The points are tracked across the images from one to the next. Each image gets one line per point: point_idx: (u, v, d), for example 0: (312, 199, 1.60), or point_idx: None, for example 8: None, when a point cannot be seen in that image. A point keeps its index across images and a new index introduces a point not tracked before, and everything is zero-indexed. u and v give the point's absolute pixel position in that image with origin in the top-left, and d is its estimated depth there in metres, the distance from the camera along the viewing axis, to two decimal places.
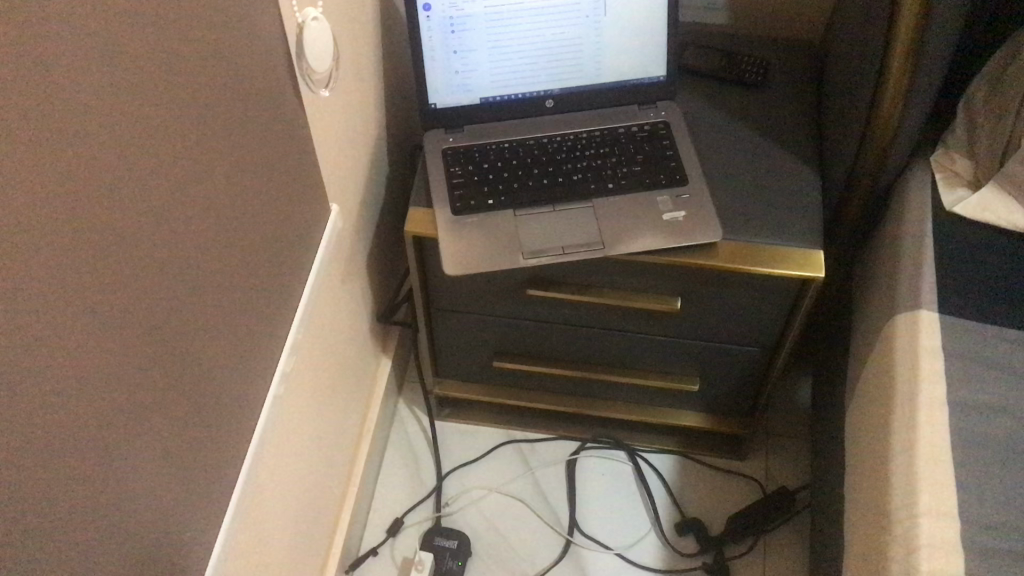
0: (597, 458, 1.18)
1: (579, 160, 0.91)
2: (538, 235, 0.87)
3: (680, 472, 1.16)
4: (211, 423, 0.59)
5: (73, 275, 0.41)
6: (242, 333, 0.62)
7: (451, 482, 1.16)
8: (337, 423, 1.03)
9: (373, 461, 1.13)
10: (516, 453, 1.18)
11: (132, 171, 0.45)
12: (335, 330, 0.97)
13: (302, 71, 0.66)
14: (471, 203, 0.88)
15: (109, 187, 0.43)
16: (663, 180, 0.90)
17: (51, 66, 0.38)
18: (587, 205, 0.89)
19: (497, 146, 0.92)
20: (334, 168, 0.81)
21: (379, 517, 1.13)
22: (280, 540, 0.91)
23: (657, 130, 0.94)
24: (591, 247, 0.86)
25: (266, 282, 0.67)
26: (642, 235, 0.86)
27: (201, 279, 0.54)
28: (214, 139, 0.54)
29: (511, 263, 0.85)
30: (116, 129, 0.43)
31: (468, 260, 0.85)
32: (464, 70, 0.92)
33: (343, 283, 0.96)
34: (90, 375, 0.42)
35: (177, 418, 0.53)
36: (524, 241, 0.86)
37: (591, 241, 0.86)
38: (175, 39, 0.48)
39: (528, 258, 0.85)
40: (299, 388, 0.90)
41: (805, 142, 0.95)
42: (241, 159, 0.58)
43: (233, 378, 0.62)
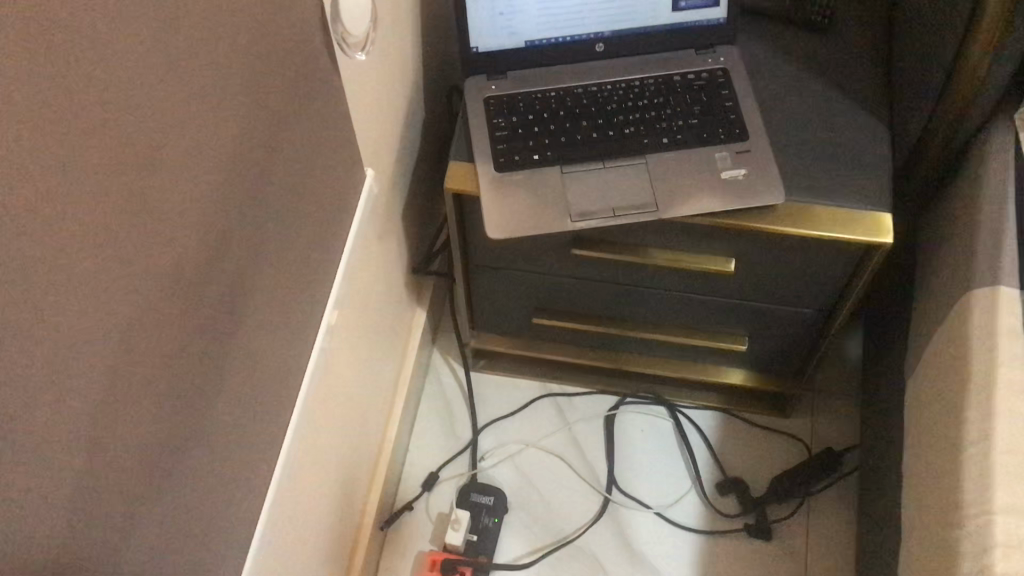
0: (637, 413, 1.14)
1: (631, 113, 0.85)
2: (587, 194, 0.81)
3: (723, 428, 1.12)
4: (242, 418, 0.55)
5: (95, 290, 0.36)
6: (275, 319, 0.58)
7: (486, 435, 1.13)
8: (372, 384, 0.99)
9: (407, 414, 1.10)
10: (552, 407, 1.14)
11: (161, 166, 0.40)
12: (371, 289, 0.92)
13: (337, 32, 0.60)
14: (514, 158, 0.83)
15: (138, 192, 0.38)
16: (721, 136, 0.84)
17: (69, 57, 0.32)
18: (639, 161, 0.83)
19: (542, 94, 0.86)
20: (370, 126, 0.76)
21: (415, 471, 1.10)
22: (320, 505, 0.88)
23: (716, 78, 0.87)
24: (645, 210, 0.80)
25: (308, 257, 0.62)
26: (697, 197, 0.81)
27: (232, 271, 0.50)
28: (246, 119, 0.49)
29: (556, 226, 0.80)
30: (145, 124, 0.38)
31: (512, 222, 0.80)
32: (509, 11, 0.85)
33: (380, 242, 0.92)
34: (118, 396, 0.39)
35: (207, 419, 0.50)
36: (571, 202, 0.81)
37: (644, 202, 0.81)
38: (208, 9, 0.42)
39: (575, 221, 0.80)
40: (338, 354, 0.86)
41: (876, 92, 0.87)
42: (274, 135, 0.53)
43: (280, 367, 0.58)
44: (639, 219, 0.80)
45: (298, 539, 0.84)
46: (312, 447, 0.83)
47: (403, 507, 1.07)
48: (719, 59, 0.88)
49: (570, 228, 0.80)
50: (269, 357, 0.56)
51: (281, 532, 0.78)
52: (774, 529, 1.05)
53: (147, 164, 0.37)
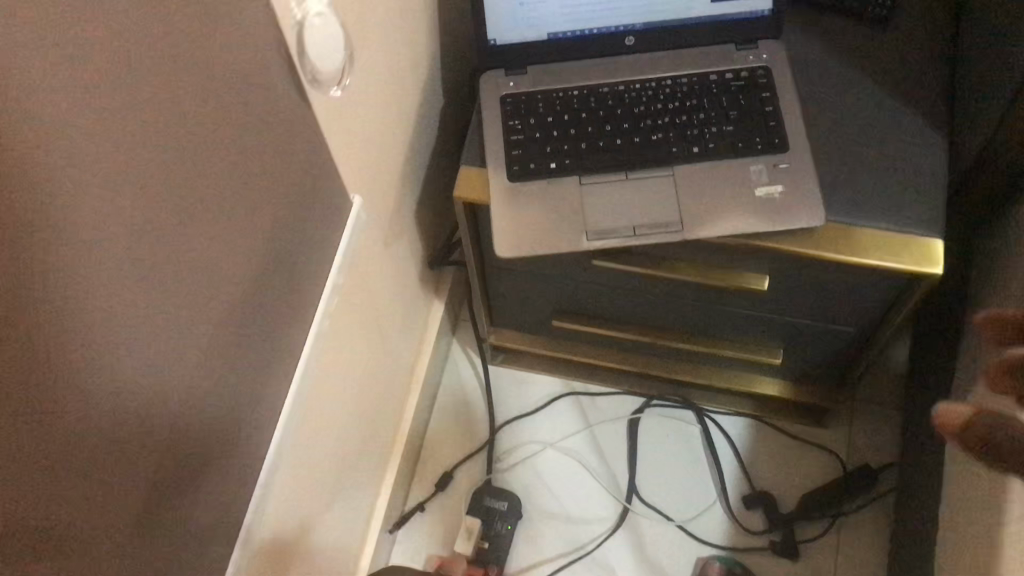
0: (663, 415, 1.08)
1: (660, 117, 0.78)
2: (605, 209, 0.75)
3: (754, 437, 1.05)
4: (224, 492, 0.51)
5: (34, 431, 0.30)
6: (259, 378, 0.53)
7: (504, 433, 1.08)
8: (382, 387, 0.95)
9: (422, 411, 1.06)
10: (574, 406, 1.09)
11: (118, 267, 0.34)
12: (380, 293, 0.87)
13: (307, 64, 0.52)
14: (529, 167, 0.76)
15: (84, 306, 0.32)
16: (759, 145, 0.76)
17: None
18: (666, 172, 0.76)
19: (564, 93, 0.79)
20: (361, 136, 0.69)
21: (428, 469, 1.07)
22: (322, 522, 0.84)
23: (757, 78, 0.78)
24: (667, 229, 0.74)
25: (292, 298, 0.56)
26: (726, 217, 0.74)
27: (217, 344, 0.45)
28: (227, 184, 0.43)
29: (570, 246, 0.74)
30: (96, 221, 0.32)
31: (524, 239, 0.75)
32: (530, 2, 0.77)
33: (388, 244, 0.86)
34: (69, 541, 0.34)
35: (186, 509, 0.46)
36: (588, 218, 0.75)
37: (667, 220, 0.74)
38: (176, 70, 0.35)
39: (591, 240, 0.74)
40: (342, 358, 0.81)
41: (937, 97, 0.78)
42: (266, 186, 0.47)
43: (258, 422, 0.53)
44: (661, 240, 0.74)
45: (299, 560, 0.80)
46: (314, 462, 0.79)
47: (415, 507, 1.04)
48: (762, 56, 0.79)
49: (586, 249, 0.74)
50: (248, 418, 0.51)
51: (279, 554, 0.74)
52: (802, 549, 0.99)
53: (73, 285, 0.32)
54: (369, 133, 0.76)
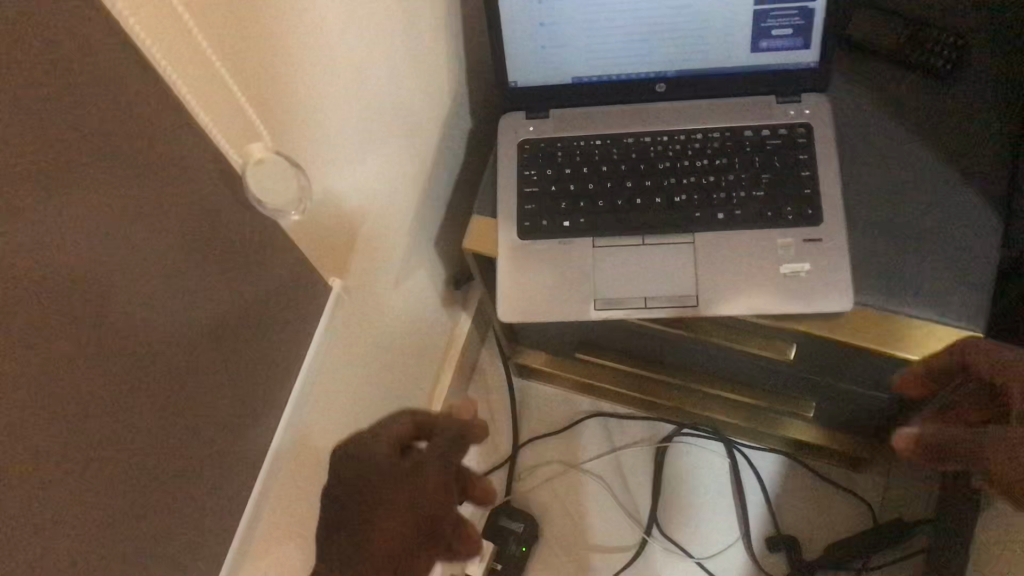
0: (693, 444, 1.05)
1: (685, 175, 0.73)
2: (617, 276, 0.71)
3: (785, 476, 1.02)
4: None
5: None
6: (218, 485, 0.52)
7: (527, 450, 1.07)
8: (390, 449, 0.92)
9: None
10: (602, 428, 1.07)
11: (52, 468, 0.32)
12: (396, 318, 0.85)
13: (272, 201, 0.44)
14: (541, 223, 0.73)
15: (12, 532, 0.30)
16: (789, 216, 0.70)
17: None
18: (686, 239, 0.71)
19: (586, 143, 0.75)
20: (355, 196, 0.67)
21: None
22: None
23: (796, 137, 0.72)
24: (681, 304, 0.70)
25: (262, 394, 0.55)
26: (745, 295, 0.69)
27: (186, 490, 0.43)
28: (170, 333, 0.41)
29: (575, 314, 0.71)
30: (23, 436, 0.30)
31: (530, 302, 0.72)
32: (553, 46, 0.72)
33: (403, 276, 0.84)
34: None
35: None
36: (597, 284, 0.71)
37: (682, 294, 0.70)
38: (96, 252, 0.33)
39: (598, 309, 0.71)
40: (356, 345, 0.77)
41: (994, 164, 0.71)
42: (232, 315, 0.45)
43: None
44: (672, 313, 0.70)
45: None
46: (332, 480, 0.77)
47: None
48: (803, 111, 0.73)
49: (592, 317, 0.70)
50: None
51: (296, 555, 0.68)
52: None
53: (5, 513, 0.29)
54: (383, 178, 0.73)
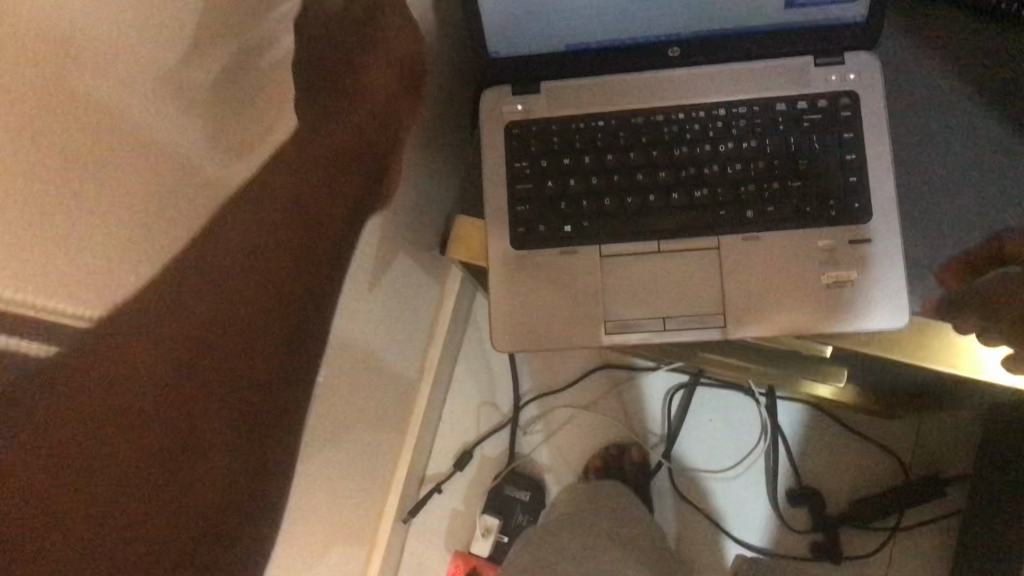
0: (711, 395, 0.97)
1: (707, 163, 0.61)
2: (628, 295, 0.61)
3: (810, 428, 0.94)
4: None
5: None
6: None
7: (530, 406, 0.99)
8: (363, 454, 0.82)
9: (440, 385, 0.97)
10: (609, 380, 0.99)
11: None
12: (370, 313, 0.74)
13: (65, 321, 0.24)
14: (538, 229, 0.62)
15: None
16: (831, 212, 0.59)
17: None
18: (709, 243, 0.60)
19: (586, 123, 0.62)
20: None
21: (447, 443, 0.99)
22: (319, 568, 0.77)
23: (839, 109, 0.60)
24: (705, 326, 0.60)
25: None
26: (779, 313, 0.60)
27: None
28: None
29: (582, 342, 0.61)
30: None
31: (527, 326, 0.62)
32: (539, 12, 0.58)
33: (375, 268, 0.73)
34: None
35: None
36: (607, 305, 0.61)
37: (706, 314, 0.60)
38: None
39: (609, 333, 0.61)
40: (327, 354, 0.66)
41: None
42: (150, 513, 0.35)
43: None
44: (696, 337, 0.60)
45: None
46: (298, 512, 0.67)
47: (431, 487, 0.97)
48: (847, 77, 0.60)
49: (603, 344, 0.61)
50: None
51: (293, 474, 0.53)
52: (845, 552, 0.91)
53: None
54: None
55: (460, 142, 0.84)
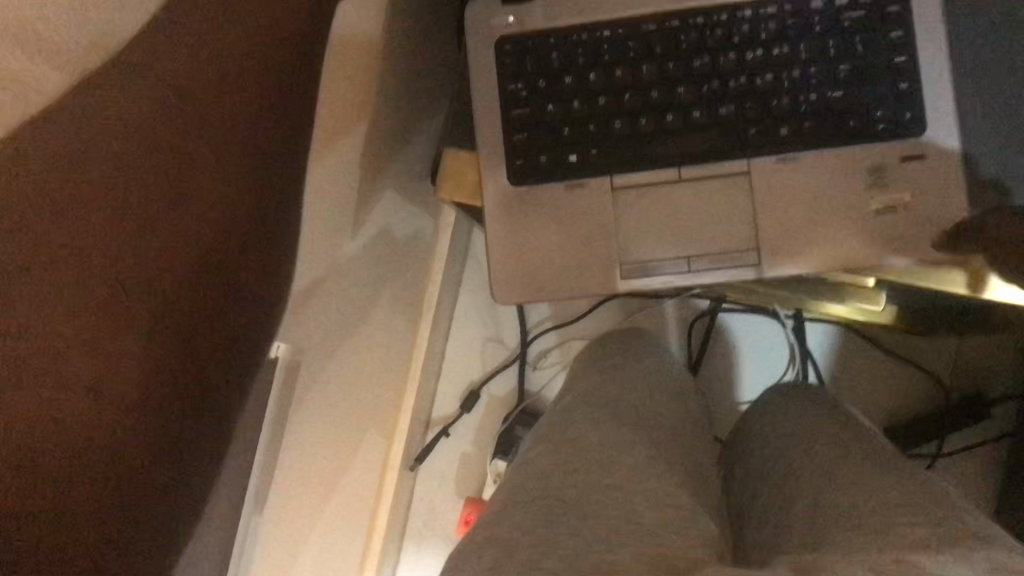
0: (735, 321, 0.90)
1: (731, 74, 0.52)
2: (647, 235, 0.55)
3: (842, 351, 0.88)
4: None
5: None
6: None
7: (540, 340, 0.93)
8: (364, 408, 0.76)
9: (441, 323, 0.90)
10: (623, 310, 0.92)
11: None
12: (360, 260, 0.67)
13: None
14: (539, 160, 0.54)
15: None
16: (880, 126, 0.51)
17: None
18: (738, 168, 0.53)
19: (588, 35, 0.53)
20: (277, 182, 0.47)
21: (453, 382, 0.93)
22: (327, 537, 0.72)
23: (885, 4, 0.51)
24: (732, 264, 0.54)
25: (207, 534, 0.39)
26: (820, 242, 0.53)
27: None
28: None
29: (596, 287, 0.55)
30: None
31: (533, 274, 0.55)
32: None
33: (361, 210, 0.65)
34: None
35: None
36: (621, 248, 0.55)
37: (734, 251, 0.54)
38: None
39: (627, 277, 0.55)
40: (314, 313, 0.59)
41: None
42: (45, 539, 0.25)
43: None
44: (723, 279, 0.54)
45: None
46: (297, 483, 0.61)
47: (439, 431, 0.91)
48: None
49: (619, 290, 0.55)
50: None
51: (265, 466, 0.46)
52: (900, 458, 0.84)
53: None
54: (329, 123, 0.52)
55: (442, 52, 0.75)
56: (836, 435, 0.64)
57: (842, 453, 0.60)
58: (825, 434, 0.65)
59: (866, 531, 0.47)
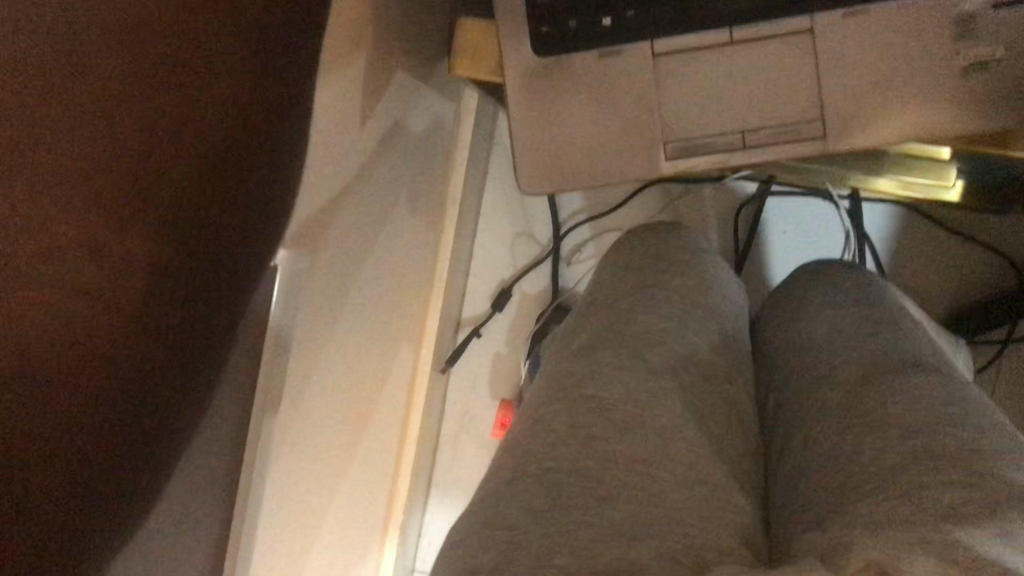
0: (785, 203, 0.83)
1: None
2: (692, 108, 0.49)
3: (902, 232, 0.81)
4: None
5: None
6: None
7: (574, 232, 0.87)
8: (390, 313, 0.71)
9: (468, 220, 0.84)
10: (664, 196, 0.85)
11: None
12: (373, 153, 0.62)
13: None
14: (567, 26, 0.47)
15: None
16: None
17: None
18: (801, 26, 0.46)
19: None
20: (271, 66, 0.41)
21: (483, 282, 0.87)
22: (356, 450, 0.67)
23: None
24: (797, 134, 0.48)
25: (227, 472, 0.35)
26: (893, 112, 0.46)
27: None
28: None
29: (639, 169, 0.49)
30: None
31: (564, 155, 0.50)
32: None
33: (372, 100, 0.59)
34: None
35: None
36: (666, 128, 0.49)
37: (799, 120, 0.47)
38: None
39: (672, 158, 0.49)
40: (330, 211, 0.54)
41: None
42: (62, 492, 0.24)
43: None
44: (788, 153, 0.48)
45: (333, 521, 0.63)
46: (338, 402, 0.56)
47: (469, 332, 0.87)
48: None
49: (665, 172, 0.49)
50: None
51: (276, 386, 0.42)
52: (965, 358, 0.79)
53: None
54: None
55: None
56: (875, 329, 0.57)
57: (884, 358, 0.54)
58: (880, 323, 0.59)
59: (929, 459, 0.42)
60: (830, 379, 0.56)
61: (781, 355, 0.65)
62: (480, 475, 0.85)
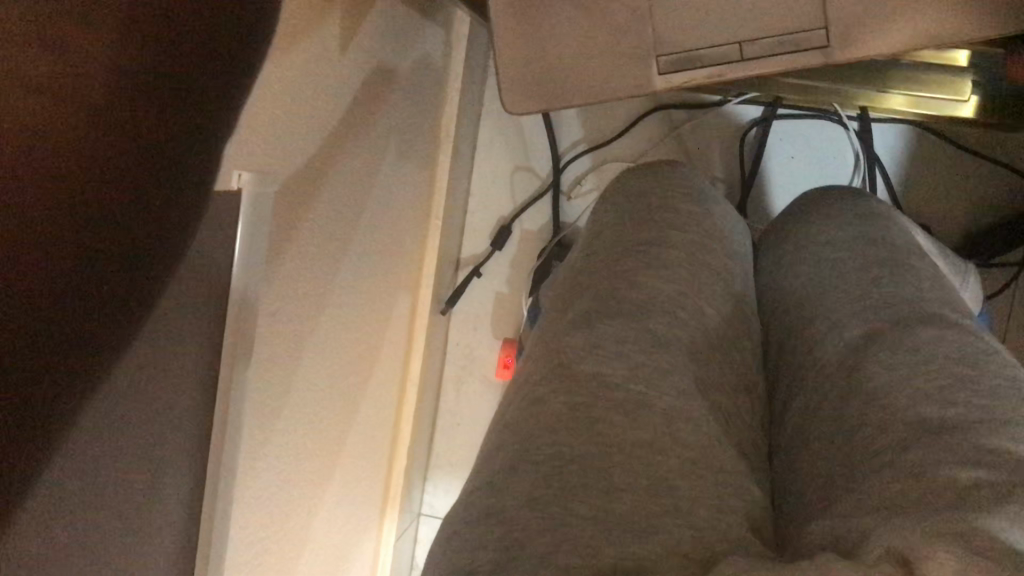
0: (791, 127, 0.80)
1: None
2: (689, 28, 0.49)
3: (914, 153, 0.78)
4: None
5: None
6: None
7: (573, 165, 0.84)
8: (376, 264, 0.69)
9: (461, 160, 0.82)
10: (665, 124, 0.82)
11: None
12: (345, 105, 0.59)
13: None
14: None
15: None
16: None
17: None
18: None
19: None
20: None
21: (479, 222, 0.85)
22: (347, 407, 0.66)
23: None
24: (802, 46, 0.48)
25: (177, 470, 0.33)
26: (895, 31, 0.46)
27: None
28: None
29: (633, 85, 0.51)
30: None
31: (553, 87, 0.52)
32: None
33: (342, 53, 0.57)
34: None
35: None
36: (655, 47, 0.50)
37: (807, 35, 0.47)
38: None
39: (664, 74, 0.50)
40: (298, 173, 0.52)
41: None
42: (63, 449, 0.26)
43: None
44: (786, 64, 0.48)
45: None
46: (289, 361, 0.55)
47: (469, 272, 0.85)
48: None
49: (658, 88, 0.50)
50: None
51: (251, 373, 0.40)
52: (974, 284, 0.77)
53: None
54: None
55: None
56: (883, 288, 0.57)
57: (896, 324, 0.53)
58: (890, 277, 0.58)
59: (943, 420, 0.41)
60: (838, 342, 0.55)
61: (792, 300, 0.63)
62: (484, 417, 0.84)
